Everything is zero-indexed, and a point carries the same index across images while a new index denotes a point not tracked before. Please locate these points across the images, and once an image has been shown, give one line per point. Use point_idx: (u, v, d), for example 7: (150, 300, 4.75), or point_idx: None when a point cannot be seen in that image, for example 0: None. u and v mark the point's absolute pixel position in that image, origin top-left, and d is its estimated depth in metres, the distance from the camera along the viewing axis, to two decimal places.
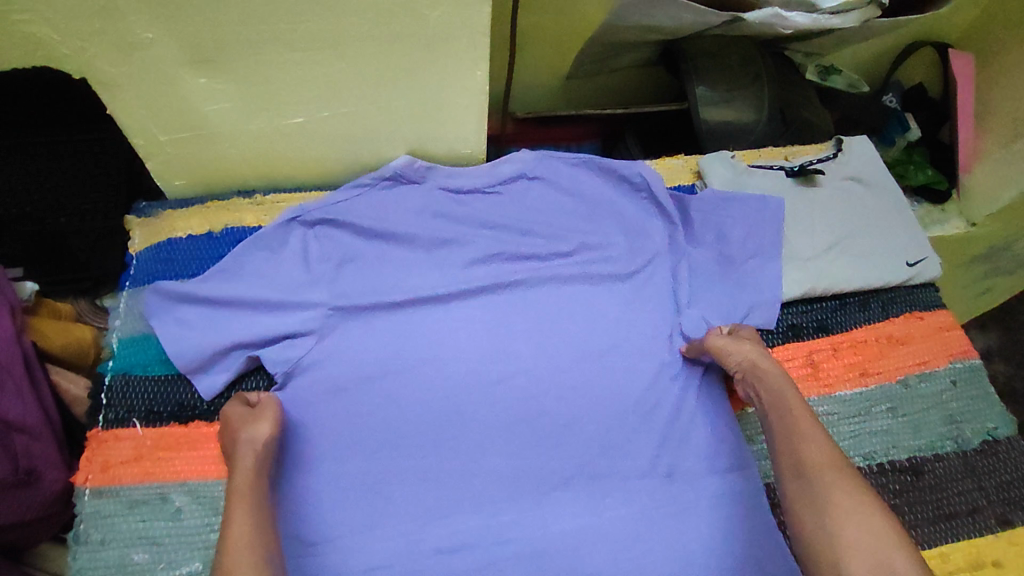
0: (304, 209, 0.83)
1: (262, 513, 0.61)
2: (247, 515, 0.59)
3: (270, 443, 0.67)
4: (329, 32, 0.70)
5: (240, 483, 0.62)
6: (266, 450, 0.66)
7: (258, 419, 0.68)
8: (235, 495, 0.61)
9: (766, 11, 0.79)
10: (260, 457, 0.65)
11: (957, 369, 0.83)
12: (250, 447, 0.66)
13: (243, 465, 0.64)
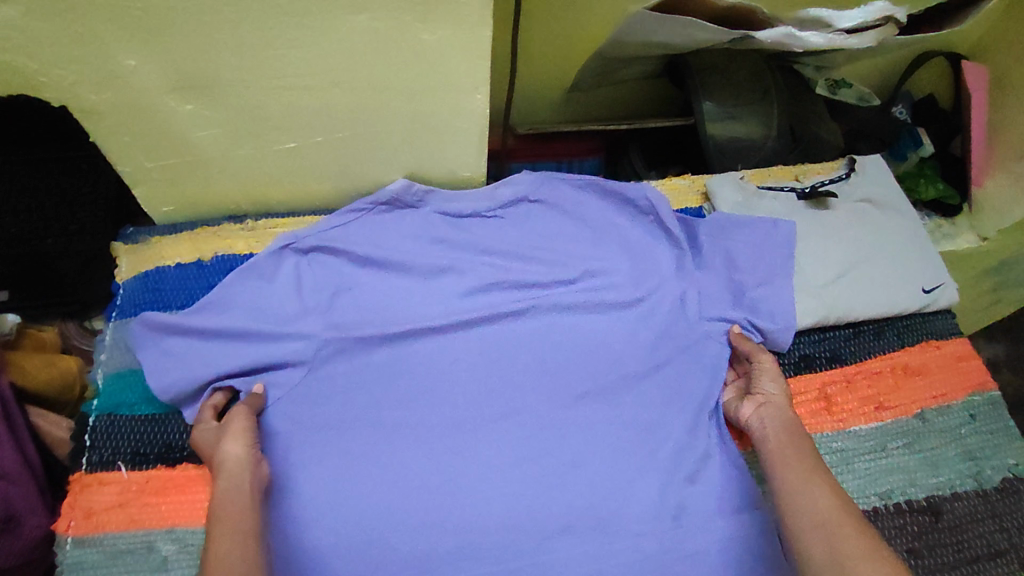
0: (297, 236, 0.81)
1: (248, 530, 0.58)
2: (232, 533, 0.57)
3: (251, 461, 0.65)
4: (322, 59, 0.67)
5: (223, 503, 0.60)
6: (250, 467, 0.64)
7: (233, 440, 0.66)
8: (220, 515, 0.59)
9: (779, 31, 0.76)
10: (242, 477, 0.63)
11: (976, 403, 0.80)
12: (233, 468, 0.64)
13: (223, 486, 0.62)
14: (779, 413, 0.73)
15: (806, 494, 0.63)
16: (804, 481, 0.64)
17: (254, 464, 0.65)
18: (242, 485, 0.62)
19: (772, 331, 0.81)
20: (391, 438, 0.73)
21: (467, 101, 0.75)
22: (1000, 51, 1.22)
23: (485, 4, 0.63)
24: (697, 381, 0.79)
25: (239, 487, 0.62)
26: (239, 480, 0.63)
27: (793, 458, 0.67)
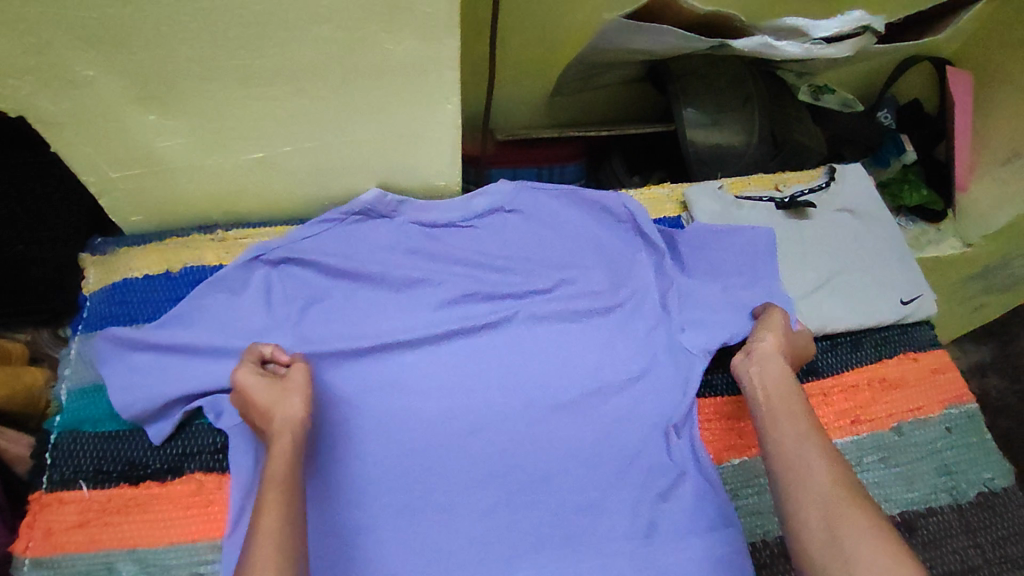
0: (267, 247, 0.79)
1: (294, 502, 0.60)
2: (278, 504, 0.59)
3: (304, 425, 0.67)
4: (286, 68, 0.65)
5: (277, 468, 0.62)
6: (302, 430, 0.66)
7: (294, 399, 0.67)
8: (269, 480, 0.60)
9: (755, 40, 0.75)
10: (296, 442, 0.65)
11: (952, 416, 0.80)
12: (288, 426, 0.66)
13: (280, 447, 0.64)
14: (779, 365, 0.73)
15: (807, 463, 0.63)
16: (806, 445, 0.65)
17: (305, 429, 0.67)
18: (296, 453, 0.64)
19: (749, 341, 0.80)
20: (359, 453, 0.72)
21: (437, 112, 0.73)
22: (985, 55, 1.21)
23: (451, 15, 0.62)
24: (669, 394, 0.78)
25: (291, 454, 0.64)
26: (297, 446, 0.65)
27: (794, 420, 0.68)
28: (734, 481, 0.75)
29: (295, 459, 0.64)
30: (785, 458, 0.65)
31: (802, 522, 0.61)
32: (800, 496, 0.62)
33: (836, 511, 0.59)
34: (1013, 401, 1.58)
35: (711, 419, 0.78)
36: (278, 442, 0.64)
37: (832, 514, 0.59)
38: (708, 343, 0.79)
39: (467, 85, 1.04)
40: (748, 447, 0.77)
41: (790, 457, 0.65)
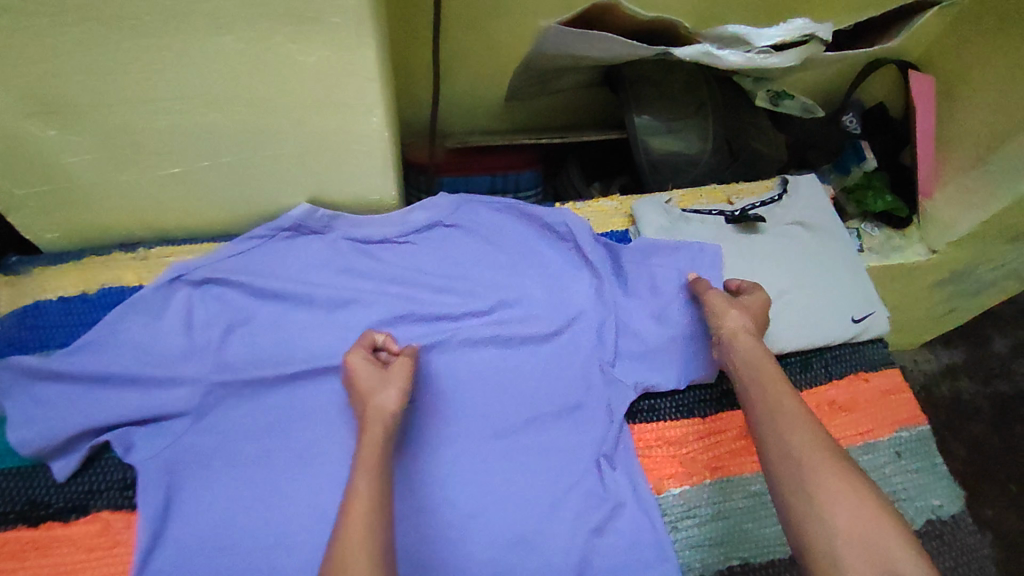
0: (187, 268, 0.75)
1: (382, 495, 0.60)
2: (365, 496, 0.59)
3: (394, 418, 0.68)
4: (190, 82, 0.60)
5: (365, 456, 0.63)
6: (392, 423, 0.67)
7: (388, 391, 0.68)
8: (358, 472, 0.61)
9: (696, 49, 0.72)
10: (385, 436, 0.66)
11: (902, 439, 0.78)
12: (379, 417, 0.66)
13: (370, 435, 0.65)
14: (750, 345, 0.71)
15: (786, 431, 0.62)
16: (787, 412, 0.64)
17: (395, 422, 0.68)
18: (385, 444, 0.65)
19: (685, 371, 0.78)
20: (281, 488, 0.69)
21: (361, 125, 0.69)
22: (949, 57, 1.18)
23: (363, 24, 0.57)
24: (604, 421, 0.75)
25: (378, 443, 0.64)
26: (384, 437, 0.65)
27: (765, 393, 0.66)
28: (673, 511, 0.72)
29: (384, 453, 0.64)
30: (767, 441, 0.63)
31: (781, 489, 0.60)
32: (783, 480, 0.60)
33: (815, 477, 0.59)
34: (984, 405, 1.55)
35: (652, 446, 0.75)
36: (367, 430, 0.66)
37: (810, 481, 0.58)
38: (642, 381, 0.77)
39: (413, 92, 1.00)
40: (688, 475, 0.74)
41: (770, 422, 0.64)
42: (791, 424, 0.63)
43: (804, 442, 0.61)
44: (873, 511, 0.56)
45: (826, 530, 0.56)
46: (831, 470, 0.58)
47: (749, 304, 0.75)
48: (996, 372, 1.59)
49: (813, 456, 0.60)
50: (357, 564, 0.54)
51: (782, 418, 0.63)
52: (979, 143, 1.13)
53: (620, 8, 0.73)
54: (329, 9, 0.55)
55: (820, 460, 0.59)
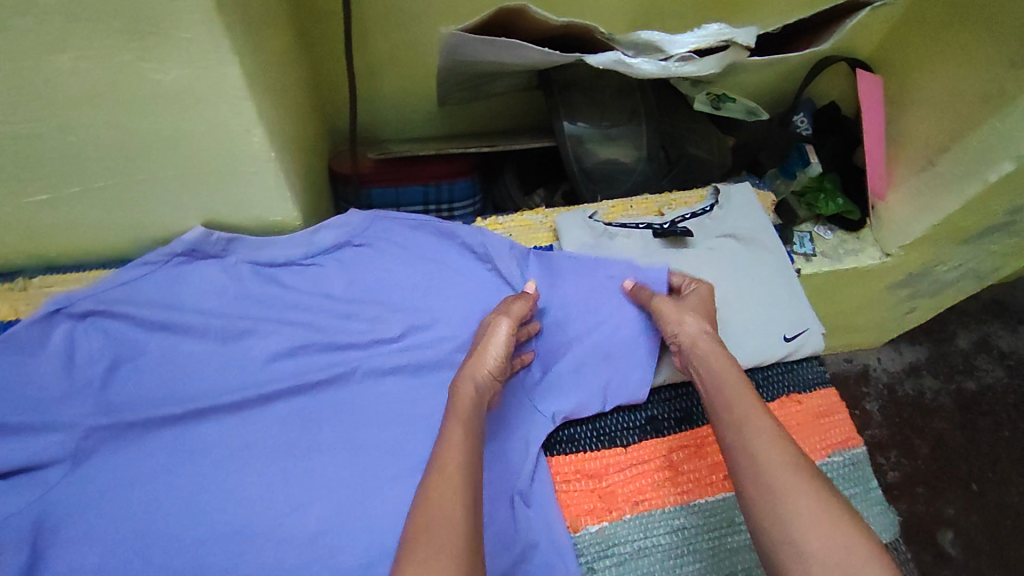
0: (70, 299, 0.69)
1: (475, 443, 0.60)
2: (461, 442, 0.59)
3: (490, 384, 0.66)
4: (33, 104, 0.55)
5: (461, 407, 0.62)
6: (486, 387, 0.66)
7: (488, 354, 0.67)
8: (451, 420, 0.61)
9: (608, 56, 0.67)
10: (479, 397, 0.64)
11: (835, 465, 0.75)
12: (470, 380, 0.65)
13: (465, 392, 0.64)
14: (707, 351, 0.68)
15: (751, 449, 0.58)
16: (754, 426, 0.60)
17: (493, 387, 0.66)
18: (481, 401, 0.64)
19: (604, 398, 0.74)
20: (167, 538, 0.64)
21: (241, 144, 0.63)
22: (899, 54, 1.12)
23: (220, 40, 0.52)
24: (516, 455, 0.69)
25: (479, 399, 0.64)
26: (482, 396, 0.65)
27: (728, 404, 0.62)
28: (590, 551, 0.68)
29: (479, 409, 0.63)
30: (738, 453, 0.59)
31: (753, 514, 0.55)
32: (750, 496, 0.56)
33: (787, 502, 0.54)
34: (947, 402, 1.49)
35: (570, 479, 0.71)
36: (459, 384, 0.65)
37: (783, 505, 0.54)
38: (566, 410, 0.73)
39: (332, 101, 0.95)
40: (607, 510, 0.70)
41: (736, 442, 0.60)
42: (759, 442, 0.58)
43: (771, 460, 0.57)
44: (849, 538, 0.51)
45: (799, 558, 0.51)
46: (800, 491, 0.54)
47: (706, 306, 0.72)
48: (959, 369, 1.53)
49: (782, 475, 0.55)
50: (448, 499, 0.54)
51: (750, 436, 0.59)
52: (930, 144, 1.07)
53: (528, 12, 0.67)
54: (175, 25, 0.50)
55: (789, 479, 0.55)
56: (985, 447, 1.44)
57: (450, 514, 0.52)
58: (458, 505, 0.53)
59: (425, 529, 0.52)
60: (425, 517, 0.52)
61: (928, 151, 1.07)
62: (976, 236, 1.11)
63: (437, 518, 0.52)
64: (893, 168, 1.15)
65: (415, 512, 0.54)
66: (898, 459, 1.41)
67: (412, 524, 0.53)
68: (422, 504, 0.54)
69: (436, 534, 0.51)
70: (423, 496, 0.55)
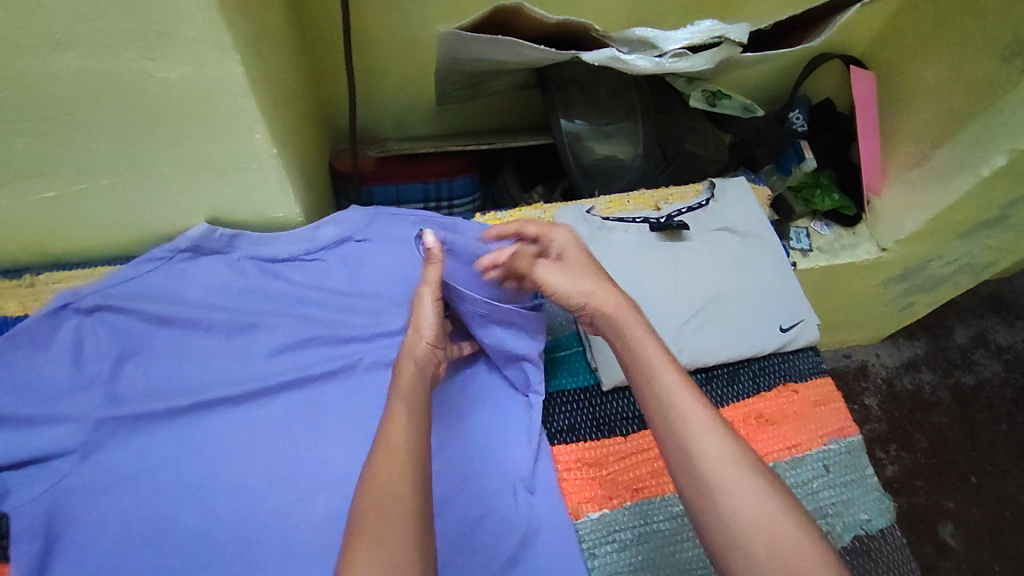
0: (77, 294, 0.70)
1: (420, 415, 0.58)
2: (405, 417, 0.57)
3: (429, 357, 0.66)
4: (43, 103, 0.56)
5: (402, 383, 0.61)
6: (427, 360, 0.65)
7: (422, 329, 0.67)
8: (394, 396, 0.60)
9: (603, 53, 0.69)
10: (422, 369, 0.64)
11: (832, 452, 0.76)
12: (412, 357, 0.65)
13: (406, 366, 0.64)
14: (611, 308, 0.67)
15: (699, 443, 0.56)
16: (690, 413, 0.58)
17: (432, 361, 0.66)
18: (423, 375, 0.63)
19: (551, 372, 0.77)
20: (172, 529, 0.65)
21: (245, 142, 0.65)
22: (892, 51, 1.14)
23: (222, 38, 0.53)
24: (518, 444, 0.71)
25: (419, 375, 0.63)
26: (421, 368, 0.64)
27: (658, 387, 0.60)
28: (591, 538, 0.69)
29: (420, 381, 0.63)
30: (678, 443, 0.57)
31: (695, 507, 0.54)
32: (693, 492, 0.55)
33: (731, 501, 0.53)
34: (945, 396, 1.50)
35: (570, 468, 0.72)
36: (400, 361, 0.65)
37: (722, 500, 0.53)
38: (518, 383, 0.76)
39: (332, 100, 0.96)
40: (608, 498, 0.71)
41: (680, 433, 0.57)
42: (704, 435, 0.56)
43: (712, 451, 0.55)
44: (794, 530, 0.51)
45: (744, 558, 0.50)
46: (742, 484, 0.53)
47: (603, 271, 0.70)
48: (957, 364, 1.55)
49: (723, 471, 0.54)
50: (395, 479, 0.52)
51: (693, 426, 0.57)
52: (925, 139, 1.08)
53: (524, 11, 0.69)
54: (180, 22, 0.51)
55: (733, 476, 0.54)
56: (982, 440, 1.45)
57: (397, 493, 0.51)
58: (407, 483, 0.52)
59: (376, 500, 0.51)
60: (372, 497, 0.51)
61: (922, 146, 1.09)
62: (970, 231, 1.12)
63: (387, 500, 0.51)
64: (887, 163, 1.16)
65: (361, 489, 0.52)
66: (897, 452, 1.42)
67: (359, 499, 0.51)
68: (368, 481, 0.52)
69: (382, 513, 0.50)
70: (369, 471, 0.53)
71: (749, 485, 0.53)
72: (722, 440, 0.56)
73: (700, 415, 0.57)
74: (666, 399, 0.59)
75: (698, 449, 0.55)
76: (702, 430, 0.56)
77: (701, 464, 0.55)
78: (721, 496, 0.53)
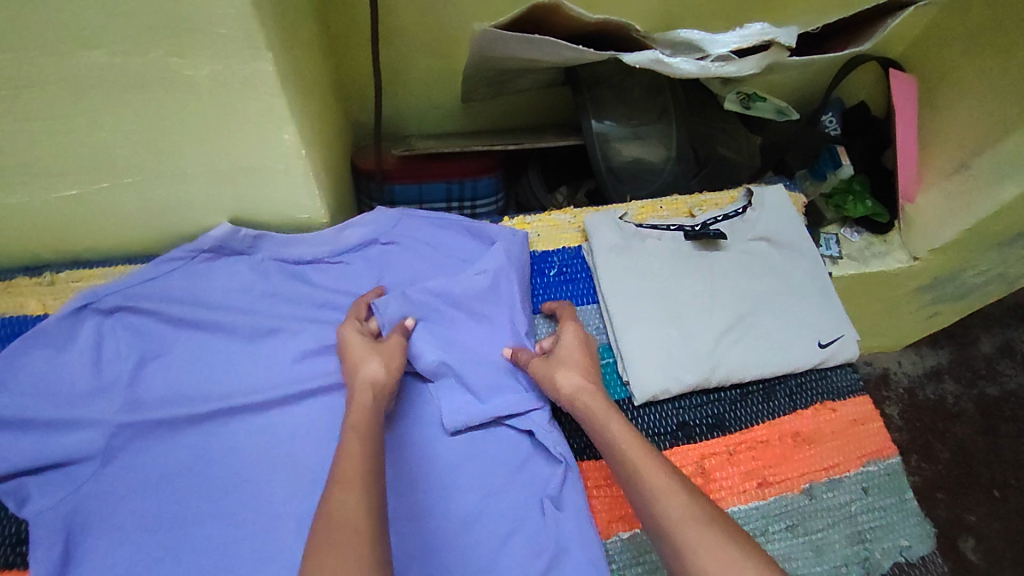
0: (97, 295, 0.69)
1: (375, 449, 0.57)
2: (360, 451, 0.56)
3: (387, 387, 0.65)
4: (69, 98, 0.54)
5: (355, 415, 0.60)
6: (383, 392, 0.64)
7: (373, 363, 0.65)
8: (348, 432, 0.58)
9: (648, 55, 0.66)
10: (377, 401, 0.62)
11: (870, 474, 0.74)
12: (366, 386, 0.63)
13: (360, 400, 0.62)
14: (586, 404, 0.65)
15: (664, 513, 0.53)
16: (651, 479, 0.56)
17: (390, 392, 0.65)
18: (378, 406, 0.62)
19: (540, 411, 0.72)
20: (189, 538, 0.63)
21: (272, 141, 0.62)
22: (933, 54, 1.10)
23: (254, 35, 0.51)
24: (546, 461, 0.70)
25: (371, 404, 0.62)
26: (377, 402, 0.62)
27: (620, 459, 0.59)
28: (619, 558, 0.68)
29: (375, 411, 0.62)
30: (645, 509, 0.55)
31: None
32: (671, 558, 0.51)
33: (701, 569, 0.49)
34: (969, 407, 1.47)
35: (601, 485, 0.71)
36: (353, 393, 0.63)
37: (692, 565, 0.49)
38: (461, 420, 0.69)
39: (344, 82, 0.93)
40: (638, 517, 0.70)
41: (647, 507, 0.55)
42: (665, 501, 0.54)
43: (676, 511, 0.53)
44: None
45: None
46: (704, 543, 0.50)
47: (583, 362, 0.69)
48: (982, 374, 1.51)
49: (691, 533, 0.51)
50: (349, 512, 0.50)
51: (657, 495, 0.55)
52: (965, 147, 1.04)
53: (565, 10, 0.66)
54: (212, 19, 0.49)
55: (699, 538, 0.50)
56: (1007, 453, 1.41)
57: (356, 527, 0.49)
58: (361, 512, 0.50)
59: (329, 535, 0.48)
60: (327, 529, 0.49)
61: (962, 154, 1.05)
62: (1008, 241, 1.08)
63: (340, 529, 0.49)
64: (924, 170, 1.12)
65: (318, 521, 0.50)
66: (919, 464, 1.39)
67: (313, 534, 0.49)
68: (325, 513, 0.51)
69: (337, 544, 0.48)
70: (326, 505, 0.51)
71: (716, 544, 0.50)
72: (689, 504, 0.53)
73: (658, 478, 0.56)
74: (630, 473, 0.58)
75: (664, 518, 0.53)
76: (663, 497, 0.54)
77: (669, 529, 0.52)
78: (692, 561, 0.49)
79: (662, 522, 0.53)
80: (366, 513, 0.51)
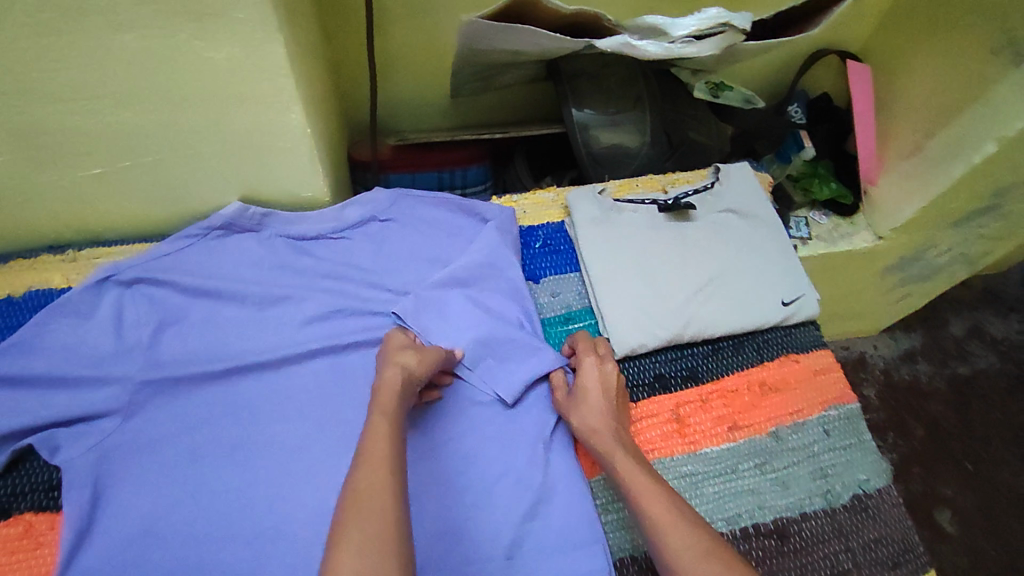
0: (118, 268, 0.75)
1: (397, 433, 0.61)
2: (385, 434, 0.60)
3: (415, 381, 0.69)
4: (100, 80, 0.60)
5: (384, 396, 0.65)
6: (411, 382, 0.68)
7: (412, 359, 0.70)
8: (376, 413, 0.63)
9: (616, 40, 0.74)
10: (404, 390, 0.67)
11: (831, 417, 0.81)
12: (398, 373, 0.68)
13: (389, 385, 0.67)
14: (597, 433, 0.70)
15: (665, 542, 0.59)
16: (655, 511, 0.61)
17: (416, 385, 0.69)
18: (405, 393, 0.67)
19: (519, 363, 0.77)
20: (208, 487, 0.68)
21: (280, 121, 0.69)
22: (887, 48, 1.19)
23: (267, 20, 0.58)
24: (534, 410, 0.76)
25: (400, 394, 0.66)
26: (405, 390, 0.67)
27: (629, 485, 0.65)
28: (602, 494, 0.74)
29: (402, 398, 0.66)
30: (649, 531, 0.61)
31: None
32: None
33: None
34: (941, 386, 1.54)
35: None
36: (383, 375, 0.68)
37: None
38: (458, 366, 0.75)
39: (341, 77, 1.00)
40: None
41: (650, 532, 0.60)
42: (669, 532, 0.59)
43: (677, 541, 0.58)
44: None
45: None
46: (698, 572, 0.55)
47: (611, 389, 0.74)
48: (953, 355, 1.59)
49: (687, 564, 0.56)
50: (376, 488, 0.54)
51: (658, 523, 0.60)
52: (919, 131, 1.13)
53: (542, 2, 0.73)
54: (231, 6, 0.56)
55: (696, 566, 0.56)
56: (978, 429, 1.49)
57: (382, 503, 0.53)
58: (385, 492, 0.54)
59: (357, 509, 0.53)
60: (354, 503, 0.53)
61: (916, 137, 1.13)
62: (963, 219, 1.16)
63: (366, 504, 0.53)
64: (883, 154, 1.20)
65: (343, 497, 0.54)
66: (895, 440, 1.46)
67: (341, 505, 0.53)
68: (350, 491, 0.55)
69: (365, 519, 0.52)
70: (350, 479, 0.56)
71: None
72: (689, 537, 0.58)
73: (663, 510, 0.61)
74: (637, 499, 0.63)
75: (664, 546, 0.59)
76: (666, 527, 0.60)
77: (668, 556, 0.58)
78: None
79: (663, 549, 0.58)
80: (391, 492, 0.55)
